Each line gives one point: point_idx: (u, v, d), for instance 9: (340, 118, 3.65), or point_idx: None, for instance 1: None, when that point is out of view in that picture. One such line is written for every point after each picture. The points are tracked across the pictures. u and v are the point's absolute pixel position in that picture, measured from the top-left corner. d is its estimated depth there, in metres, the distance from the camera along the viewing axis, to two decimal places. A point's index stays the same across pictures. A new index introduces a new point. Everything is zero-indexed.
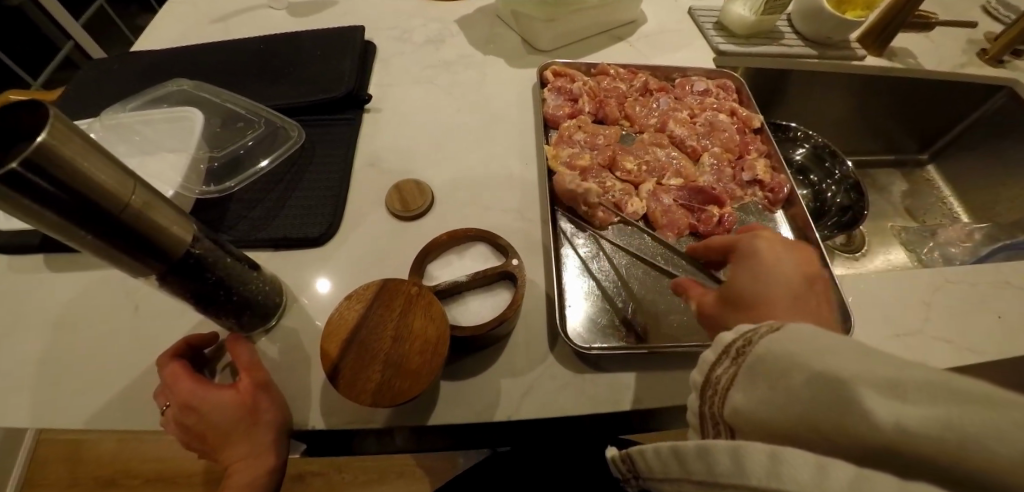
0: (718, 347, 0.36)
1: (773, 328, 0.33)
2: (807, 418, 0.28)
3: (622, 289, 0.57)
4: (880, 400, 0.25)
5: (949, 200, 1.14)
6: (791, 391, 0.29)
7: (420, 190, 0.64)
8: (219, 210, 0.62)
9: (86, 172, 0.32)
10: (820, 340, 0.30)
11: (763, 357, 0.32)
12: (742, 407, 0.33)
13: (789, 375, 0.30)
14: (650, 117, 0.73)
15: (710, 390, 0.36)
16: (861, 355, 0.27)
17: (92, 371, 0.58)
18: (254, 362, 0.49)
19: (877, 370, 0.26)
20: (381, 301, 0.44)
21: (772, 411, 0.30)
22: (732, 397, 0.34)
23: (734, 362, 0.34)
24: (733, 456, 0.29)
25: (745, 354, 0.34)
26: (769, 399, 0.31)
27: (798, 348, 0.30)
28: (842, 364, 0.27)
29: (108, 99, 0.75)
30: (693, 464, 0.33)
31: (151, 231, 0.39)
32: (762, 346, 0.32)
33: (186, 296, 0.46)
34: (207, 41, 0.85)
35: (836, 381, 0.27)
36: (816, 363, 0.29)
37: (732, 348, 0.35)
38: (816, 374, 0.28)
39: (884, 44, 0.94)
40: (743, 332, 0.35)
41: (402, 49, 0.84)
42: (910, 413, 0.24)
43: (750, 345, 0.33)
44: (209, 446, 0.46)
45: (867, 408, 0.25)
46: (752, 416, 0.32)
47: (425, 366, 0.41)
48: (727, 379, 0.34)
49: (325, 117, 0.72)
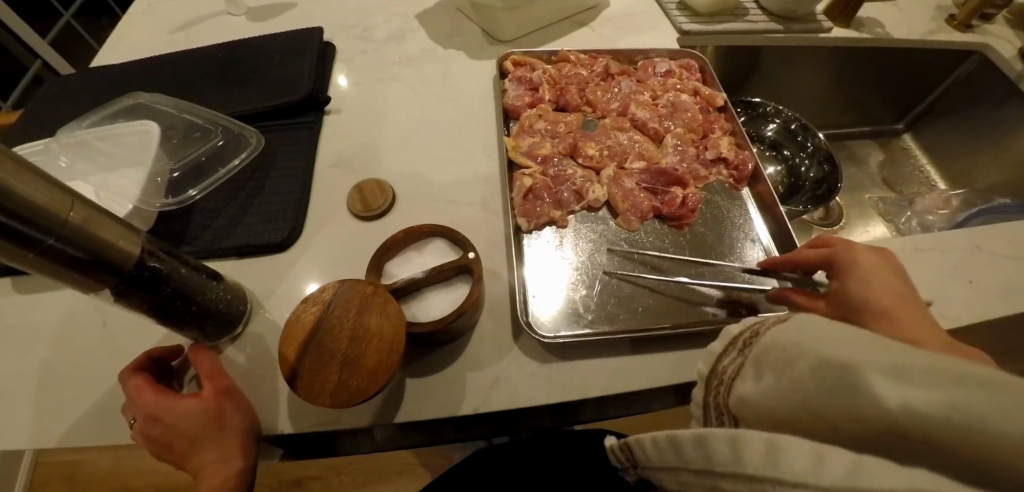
0: (727, 340, 0.39)
1: (780, 321, 0.35)
2: (814, 407, 0.28)
3: (587, 275, 0.57)
4: (887, 386, 0.25)
5: (927, 168, 1.14)
6: (797, 379, 0.29)
7: (381, 188, 0.63)
8: (181, 222, 0.62)
9: (20, 191, 0.32)
10: (829, 329, 0.30)
11: (768, 348, 0.33)
12: (747, 396, 0.33)
13: (794, 364, 0.30)
14: (612, 101, 0.73)
15: (716, 381, 0.38)
16: (869, 342, 0.27)
17: (63, 392, 0.58)
18: (217, 370, 0.49)
19: (881, 356, 0.26)
20: (338, 301, 0.44)
21: (774, 399, 0.31)
22: (737, 388, 0.35)
23: (741, 353, 0.36)
24: (731, 444, 0.29)
25: (750, 346, 0.36)
26: (774, 386, 0.31)
27: (806, 337, 0.30)
28: (851, 351, 0.27)
29: (66, 116, 0.74)
30: (690, 452, 0.32)
31: (96, 247, 0.38)
32: (767, 337, 0.34)
33: (143, 309, 0.46)
34: (165, 51, 0.84)
35: (846, 367, 0.27)
36: (822, 350, 0.29)
37: (740, 341, 0.37)
38: (825, 362, 0.28)
39: (851, 14, 0.93)
40: (750, 326, 0.38)
41: (363, 48, 0.83)
42: (917, 397, 0.24)
43: (756, 337, 0.36)
44: (176, 455, 0.46)
45: (876, 394, 0.25)
46: (756, 405, 0.32)
47: (384, 363, 0.42)
48: (732, 370, 0.36)
49: (286, 121, 0.72)
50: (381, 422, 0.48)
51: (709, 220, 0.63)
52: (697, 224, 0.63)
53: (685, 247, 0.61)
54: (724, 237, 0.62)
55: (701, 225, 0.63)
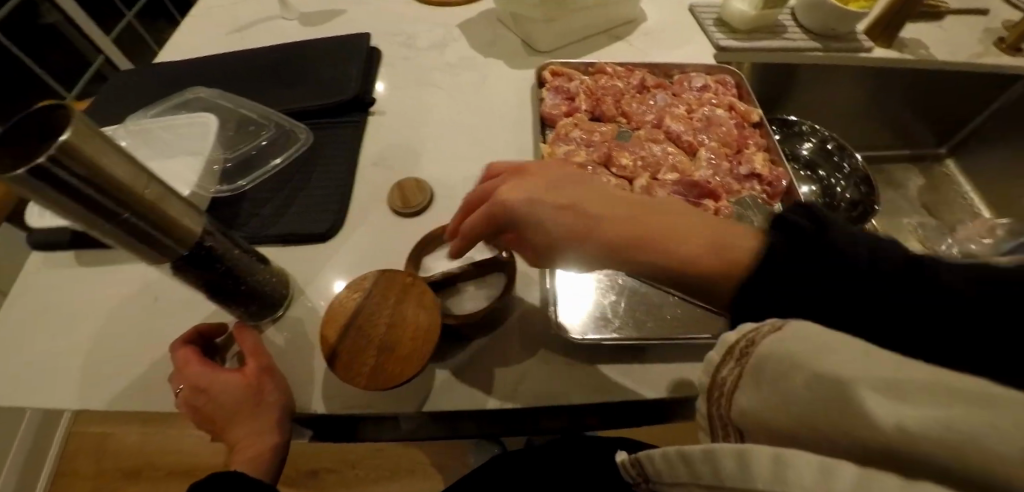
0: (723, 348, 0.37)
1: (775, 328, 0.33)
2: (809, 420, 0.28)
3: (616, 281, 0.58)
4: (883, 403, 0.25)
5: (971, 196, 1.12)
6: (791, 392, 0.29)
7: (420, 186, 0.66)
8: (230, 209, 0.65)
9: (104, 165, 0.35)
10: (819, 341, 0.30)
11: (763, 357, 0.32)
12: (750, 409, 0.33)
13: (788, 376, 0.30)
14: (647, 114, 0.74)
15: (716, 392, 0.36)
16: (862, 357, 0.27)
17: (114, 361, 0.62)
18: (259, 348, 0.52)
19: (878, 371, 0.26)
20: (376, 290, 0.47)
21: (773, 412, 0.31)
22: (738, 400, 0.34)
23: (739, 362, 0.35)
24: (738, 457, 0.28)
25: (747, 355, 0.34)
26: (772, 400, 0.31)
27: (799, 349, 0.30)
28: (844, 367, 0.27)
29: (132, 106, 0.79)
30: (699, 467, 0.31)
31: (162, 222, 0.41)
32: (764, 347, 0.32)
33: (197, 285, 0.49)
34: (223, 51, 0.90)
35: (836, 383, 0.27)
36: (814, 363, 0.29)
37: (735, 349, 0.35)
38: (817, 378, 0.28)
39: (893, 34, 0.93)
40: (745, 333, 0.35)
41: (407, 53, 0.86)
42: (912, 417, 0.24)
43: (752, 346, 0.34)
44: (217, 427, 0.49)
45: (869, 412, 0.25)
46: (756, 417, 0.32)
47: (417, 351, 0.43)
48: (731, 381, 0.35)
49: (331, 119, 0.75)
50: (408, 410, 0.50)
51: None
52: None
53: None
54: None
55: None
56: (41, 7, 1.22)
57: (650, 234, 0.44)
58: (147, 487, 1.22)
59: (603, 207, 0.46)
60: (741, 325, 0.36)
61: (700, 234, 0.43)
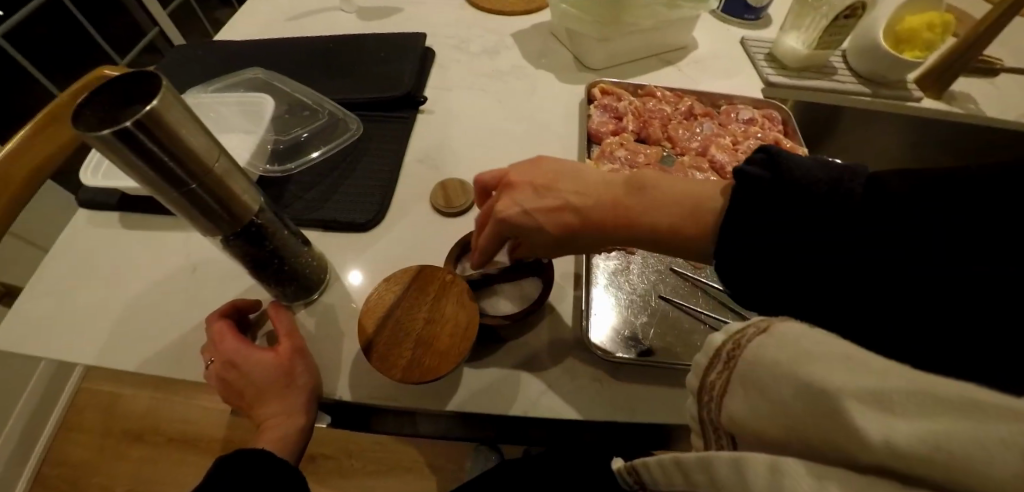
0: (709, 351, 0.39)
1: (760, 330, 0.35)
2: (797, 428, 0.31)
3: (648, 302, 0.58)
4: (871, 416, 0.27)
5: None
6: (781, 402, 0.32)
7: (464, 188, 0.67)
8: (277, 189, 0.67)
9: (183, 135, 0.36)
10: (798, 345, 0.32)
11: (750, 362, 0.34)
12: (738, 415, 0.35)
13: (776, 384, 0.32)
14: (692, 140, 0.75)
15: (706, 395, 0.38)
16: (844, 363, 0.29)
17: (148, 324, 0.64)
18: (292, 329, 0.53)
19: (860, 381, 0.28)
20: (416, 283, 0.48)
21: (763, 420, 0.33)
22: (727, 405, 0.36)
23: (726, 366, 0.37)
24: (734, 467, 0.32)
25: (734, 358, 0.36)
26: (762, 406, 0.33)
27: (783, 356, 0.32)
28: (828, 377, 0.29)
29: (191, 80, 0.82)
30: (695, 474, 0.35)
31: (225, 196, 0.42)
32: (751, 352, 0.34)
33: (244, 260, 0.50)
34: (282, 36, 0.93)
35: (823, 393, 0.29)
36: (801, 372, 0.30)
37: (723, 352, 0.37)
38: (804, 386, 0.30)
39: (944, 86, 0.91)
40: (731, 336, 0.37)
41: (459, 57, 0.88)
42: (897, 430, 0.26)
43: (739, 349, 0.36)
44: (246, 402, 0.50)
45: (857, 425, 0.27)
46: (745, 423, 0.34)
47: (453, 347, 0.44)
48: (720, 385, 0.37)
49: (381, 113, 0.77)
50: (432, 405, 0.51)
51: None
52: None
53: None
54: None
55: None
56: None
57: (629, 211, 0.48)
58: (148, 451, 1.24)
59: (586, 196, 0.49)
60: (725, 327, 0.38)
61: (671, 193, 0.47)
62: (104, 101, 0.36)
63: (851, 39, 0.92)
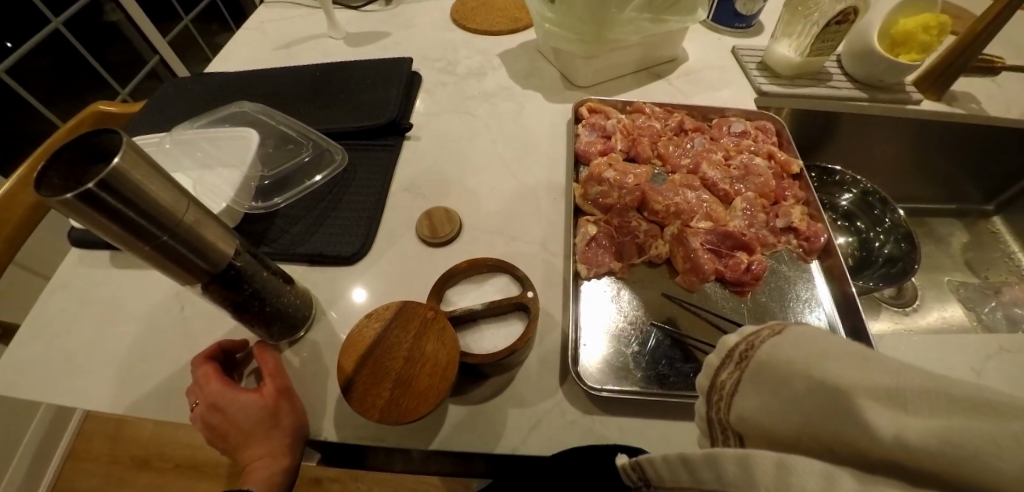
0: (722, 351, 0.36)
1: (774, 333, 0.33)
2: (811, 430, 0.28)
3: (638, 329, 0.57)
4: (882, 411, 0.26)
5: (1017, 256, 1.03)
6: (792, 399, 0.29)
7: (449, 217, 0.66)
8: (263, 225, 0.67)
9: (148, 191, 0.36)
10: (815, 344, 0.30)
11: (764, 363, 0.32)
12: (749, 415, 0.32)
13: (788, 383, 0.30)
14: (683, 158, 0.74)
15: (715, 394, 0.35)
16: (859, 362, 0.28)
17: (136, 364, 0.63)
18: (277, 368, 0.52)
19: (877, 379, 0.27)
20: (397, 321, 0.47)
21: (773, 418, 0.30)
22: (737, 404, 0.33)
23: (738, 366, 0.34)
24: (742, 464, 0.29)
25: (746, 358, 0.33)
26: (775, 405, 0.30)
27: (800, 354, 0.30)
28: (842, 373, 0.28)
29: (178, 116, 0.82)
30: (701, 472, 0.31)
31: (199, 244, 0.42)
32: (764, 352, 0.32)
33: (223, 303, 0.49)
34: (270, 66, 0.93)
35: (838, 390, 0.27)
36: (815, 371, 0.29)
37: (735, 352, 0.34)
38: (818, 385, 0.28)
39: (943, 88, 0.89)
40: (747, 336, 0.34)
41: (446, 80, 0.88)
42: (910, 425, 0.25)
43: (752, 350, 0.33)
44: (230, 443, 0.49)
45: (866, 419, 0.26)
46: (758, 423, 0.32)
47: (434, 387, 0.43)
48: (731, 384, 0.34)
49: (366, 141, 0.77)
50: (417, 443, 0.49)
51: (773, 289, 0.62)
52: (759, 293, 0.62)
53: (744, 315, 0.59)
54: (789, 313, 0.60)
55: (764, 295, 0.61)
56: (106, 7, 1.17)
57: None
58: (154, 478, 1.24)
59: None
60: (739, 327, 0.35)
61: None
62: (68, 161, 0.36)
63: (845, 43, 0.90)
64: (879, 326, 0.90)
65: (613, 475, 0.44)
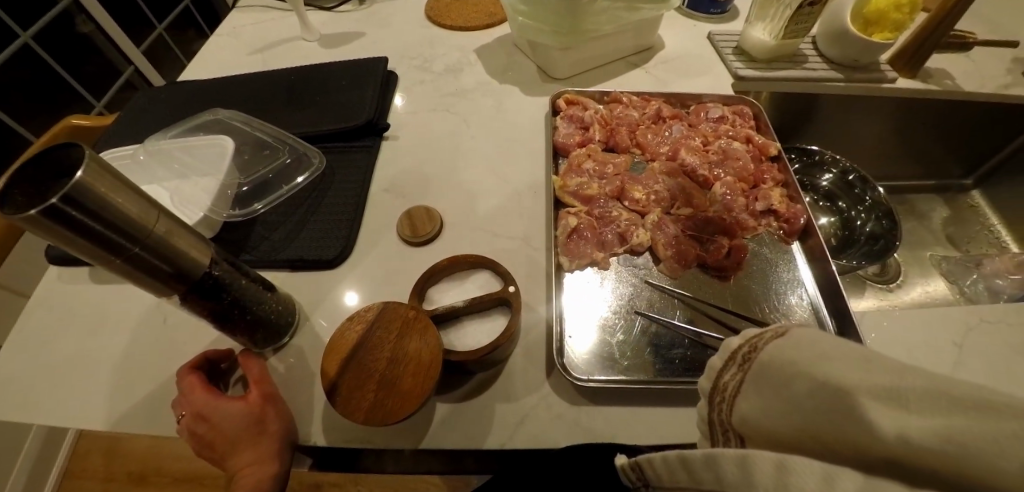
0: (724, 353, 0.36)
1: (777, 335, 0.33)
2: (810, 429, 0.29)
3: (625, 319, 0.57)
4: (884, 412, 0.26)
5: (996, 229, 1.05)
6: (792, 399, 0.30)
7: (430, 216, 0.66)
8: (243, 232, 0.66)
9: (115, 204, 0.35)
10: (817, 345, 0.30)
11: (767, 365, 0.32)
12: (751, 417, 0.33)
13: (789, 384, 0.30)
14: (661, 145, 0.74)
15: (717, 396, 0.35)
16: (860, 361, 0.28)
17: (120, 378, 0.63)
18: (263, 375, 0.52)
19: (879, 380, 0.27)
20: (380, 322, 0.46)
21: (773, 419, 0.31)
22: (739, 407, 0.34)
23: (740, 368, 0.34)
24: (742, 465, 0.29)
25: (749, 361, 0.34)
26: (776, 406, 0.31)
27: (801, 355, 0.30)
28: (844, 373, 0.28)
29: (152, 125, 0.81)
30: (701, 472, 0.32)
31: (172, 254, 0.41)
32: (766, 354, 0.32)
33: (203, 314, 0.49)
34: (244, 71, 0.91)
35: (840, 390, 0.28)
36: (817, 372, 0.29)
37: (737, 354, 0.35)
38: (820, 385, 0.28)
39: (916, 65, 0.90)
40: (749, 339, 0.35)
41: (423, 77, 0.88)
42: (912, 426, 0.25)
43: (753, 352, 0.33)
44: (217, 453, 0.48)
45: (868, 419, 0.26)
46: (759, 424, 0.32)
47: (418, 387, 0.43)
48: (732, 387, 0.34)
49: (343, 144, 0.76)
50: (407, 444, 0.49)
51: (757, 273, 0.62)
52: (743, 277, 0.62)
53: (728, 300, 0.60)
54: (772, 297, 0.60)
55: (748, 279, 0.62)
56: (78, 18, 1.15)
57: None
58: None
59: None
60: (741, 331, 0.36)
61: None
62: (31, 178, 0.35)
63: (819, 24, 0.91)
64: (865, 304, 0.91)
65: (603, 465, 0.45)
